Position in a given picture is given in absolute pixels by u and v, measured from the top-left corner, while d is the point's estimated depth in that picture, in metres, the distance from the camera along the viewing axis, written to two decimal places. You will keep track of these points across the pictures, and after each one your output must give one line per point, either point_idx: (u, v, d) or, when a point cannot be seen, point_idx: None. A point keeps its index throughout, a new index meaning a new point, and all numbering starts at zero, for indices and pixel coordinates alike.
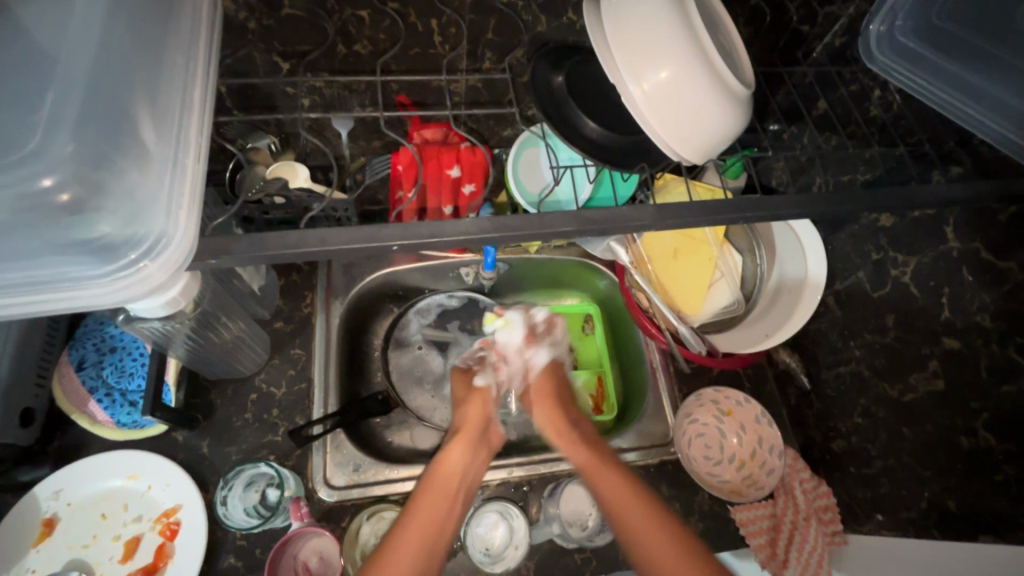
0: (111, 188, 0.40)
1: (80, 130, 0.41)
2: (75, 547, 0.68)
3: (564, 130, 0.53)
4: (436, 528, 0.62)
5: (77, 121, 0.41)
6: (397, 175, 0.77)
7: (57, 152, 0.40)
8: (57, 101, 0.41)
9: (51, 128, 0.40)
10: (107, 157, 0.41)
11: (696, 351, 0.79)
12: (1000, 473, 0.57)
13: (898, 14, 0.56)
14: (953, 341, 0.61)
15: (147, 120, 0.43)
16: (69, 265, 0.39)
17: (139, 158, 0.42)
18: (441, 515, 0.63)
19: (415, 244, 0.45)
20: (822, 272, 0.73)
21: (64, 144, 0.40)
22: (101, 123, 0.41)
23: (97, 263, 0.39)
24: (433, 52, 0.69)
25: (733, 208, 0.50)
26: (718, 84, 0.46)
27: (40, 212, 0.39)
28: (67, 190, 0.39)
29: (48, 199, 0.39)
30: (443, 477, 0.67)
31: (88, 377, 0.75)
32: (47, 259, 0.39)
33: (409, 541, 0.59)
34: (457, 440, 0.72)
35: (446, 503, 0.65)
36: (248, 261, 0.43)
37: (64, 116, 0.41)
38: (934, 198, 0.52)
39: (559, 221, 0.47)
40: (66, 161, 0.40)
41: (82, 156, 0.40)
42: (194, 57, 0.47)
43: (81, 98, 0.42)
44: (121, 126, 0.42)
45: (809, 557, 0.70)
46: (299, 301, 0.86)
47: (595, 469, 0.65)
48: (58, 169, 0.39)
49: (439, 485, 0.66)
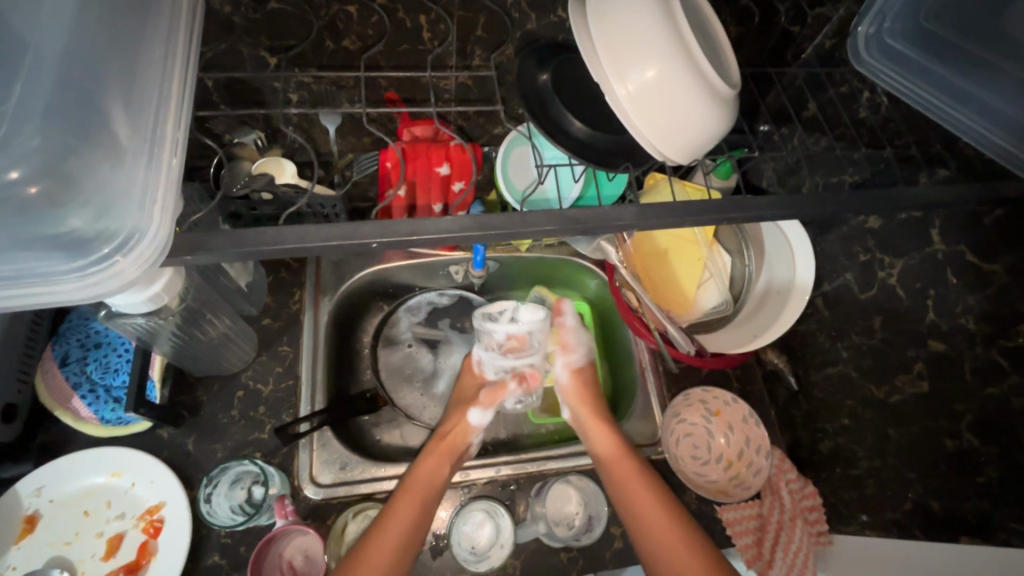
0: (80, 181, 0.40)
1: (47, 122, 0.40)
2: (57, 544, 0.67)
3: (550, 127, 0.53)
4: (411, 532, 0.66)
5: (45, 113, 0.40)
6: (385, 172, 0.75)
7: (21, 145, 0.39)
8: (24, 93, 0.41)
9: (18, 120, 0.40)
10: (75, 149, 0.40)
11: (685, 351, 0.79)
12: (983, 475, 0.57)
13: (886, 17, 0.56)
14: (938, 343, 0.61)
15: (121, 113, 0.42)
16: (38, 259, 0.38)
17: (111, 151, 0.41)
18: (416, 514, 0.67)
19: (396, 242, 0.45)
20: (809, 274, 0.73)
21: (30, 137, 0.40)
22: (71, 115, 0.41)
23: (67, 258, 0.38)
24: (421, 48, 0.69)
25: (719, 209, 0.50)
26: (702, 85, 0.46)
27: (6, 204, 0.38)
28: (36, 183, 0.39)
29: (16, 191, 0.38)
30: (423, 483, 0.71)
31: (72, 373, 0.74)
32: (11, 253, 0.38)
33: (386, 545, 0.63)
34: (437, 454, 0.75)
35: (421, 504, 0.68)
36: (227, 256, 0.43)
37: (31, 108, 0.40)
38: (920, 201, 0.52)
39: (542, 219, 0.46)
40: (32, 153, 0.39)
41: (48, 149, 0.40)
42: (173, 49, 0.46)
43: (47, 89, 0.41)
44: (92, 120, 0.41)
45: (795, 557, 0.71)
46: (288, 298, 0.86)
47: (625, 474, 0.73)
48: (26, 161, 0.39)
49: (417, 492, 0.69)
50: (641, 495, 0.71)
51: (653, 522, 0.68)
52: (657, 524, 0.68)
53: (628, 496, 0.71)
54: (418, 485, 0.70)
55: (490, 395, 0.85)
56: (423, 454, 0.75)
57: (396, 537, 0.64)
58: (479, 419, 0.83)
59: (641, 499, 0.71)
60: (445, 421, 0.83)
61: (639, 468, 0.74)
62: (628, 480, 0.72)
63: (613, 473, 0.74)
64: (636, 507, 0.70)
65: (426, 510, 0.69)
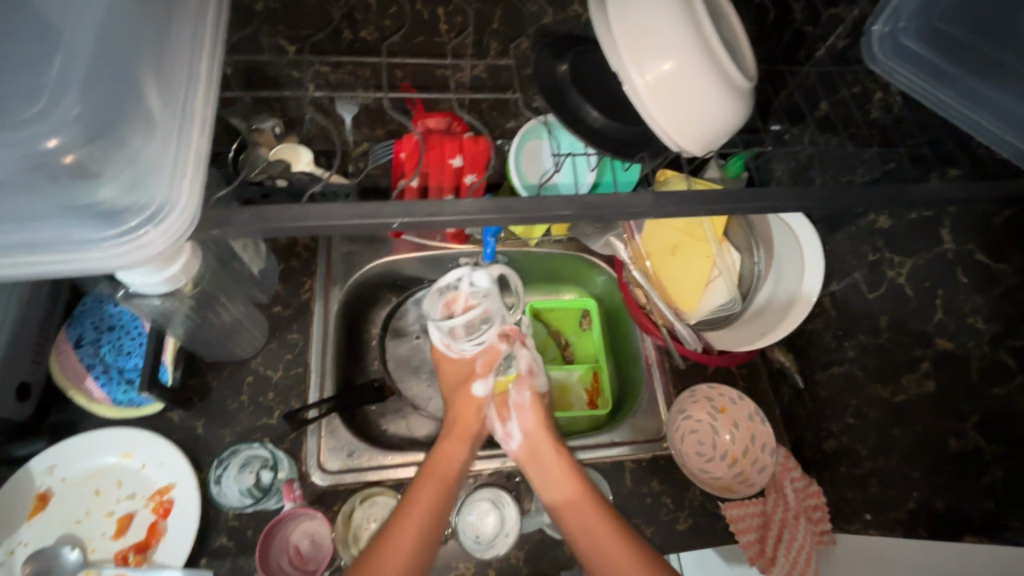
0: (113, 153, 0.41)
1: (87, 92, 0.41)
2: (68, 522, 0.68)
3: (567, 117, 0.54)
4: (432, 521, 0.66)
5: (85, 84, 0.42)
6: (400, 163, 0.73)
7: (63, 113, 0.40)
8: (65, 64, 0.42)
9: (59, 90, 0.41)
10: (112, 121, 0.41)
11: (692, 347, 0.81)
12: (988, 475, 0.58)
13: (901, 16, 0.57)
14: (946, 343, 0.61)
15: (154, 88, 0.43)
16: (73, 227, 0.39)
17: (145, 126, 0.42)
18: (438, 501, 0.68)
19: (417, 222, 0.46)
20: (816, 286, 0.74)
21: (71, 105, 0.41)
22: (107, 87, 0.42)
23: (102, 228, 0.39)
24: (438, 40, 0.72)
25: (731, 200, 0.50)
26: (720, 78, 0.46)
27: (44, 173, 0.40)
28: (72, 153, 0.40)
29: (54, 160, 0.40)
30: (439, 471, 0.71)
31: (86, 355, 0.75)
32: (51, 221, 0.39)
33: (408, 538, 0.63)
34: (455, 439, 0.75)
35: (440, 492, 0.69)
36: (251, 232, 0.43)
37: (71, 79, 0.42)
38: (932, 198, 0.53)
39: (558, 204, 0.47)
40: (72, 122, 0.40)
41: (87, 119, 0.41)
42: (201, 29, 0.47)
43: (86, 61, 0.42)
44: (127, 93, 0.42)
45: (797, 554, 0.72)
46: (298, 287, 0.87)
47: (581, 512, 0.69)
48: (64, 130, 0.40)
49: (438, 479, 0.70)
50: (604, 540, 0.66)
51: (616, 559, 0.65)
52: (617, 558, 0.65)
53: (584, 536, 0.67)
54: (439, 471, 0.71)
55: (486, 360, 0.81)
56: (441, 440, 0.75)
57: (419, 527, 0.65)
58: (485, 387, 0.80)
59: (606, 542, 0.66)
60: (452, 403, 0.80)
61: (597, 508, 0.69)
62: (585, 522, 0.68)
63: (580, 519, 0.68)
64: (590, 545, 0.66)
65: (441, 499, 0.68)
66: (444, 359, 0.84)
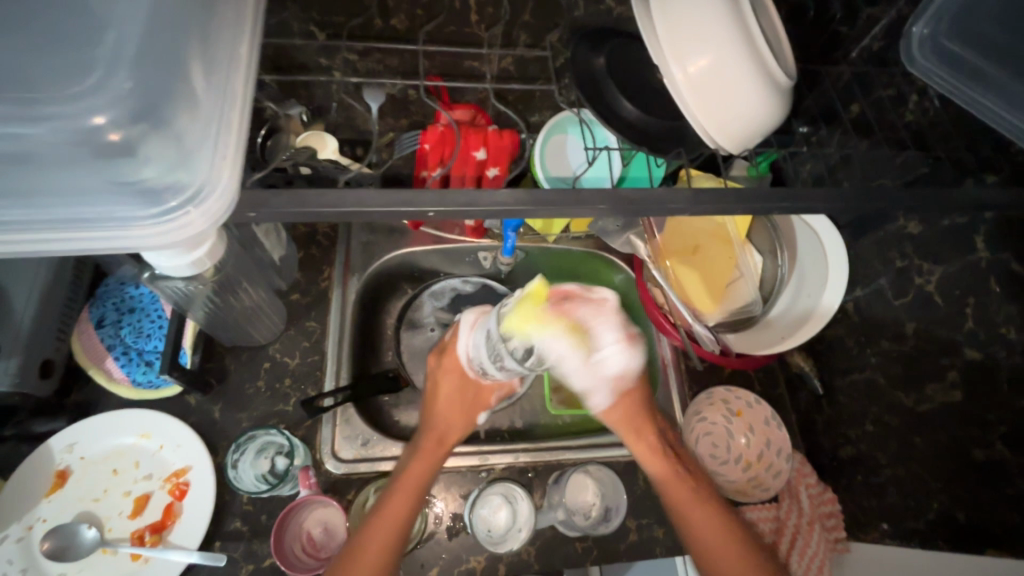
0: (161, 133, 0.41)
1: (138, 67, 0.41)
2: (86, 500, 0.69)
3: (602, 111, 0.53)
4: (398, 534, 0.60)
5: (136, 58, 0.41)
6: (423, 153, 0.70)
7: (116, 88, 0.40)
8: (118, 39, 0.42)
9: (111, 64, 0.41)
10: (160, 98, 0.41)
11: (709, 349, 0.79)
12: (1013, 487, 0.60)
13: (943, 17, 0.56)
14: (974, 352, 0.61)
15: (199, 68, 0.43)
16: (117, 205, 0.40)
17: (189, 104, 0.42)
18: (406, 513, 0.61)
19: (452, 212, 0.45)
20: (834, 303, 0.73)
21: (123, 80, 0.41)
22: (157, 63, 0.42)
23: (143, 207, 0.40)
24: (467, 30, 0.74)
25: (765, 199, 0.49)
26: (762, 71, 0.45)
27: (88, 149, 0.40)
28: (119, 130, 0.40)
29: (100, 136, 0.40)
30: (412, 482, 0.63)
31: (107, 335, 0.76)
32: (95, 198, 0.39)
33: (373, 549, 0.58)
34: (431, 449, 0.67)
35: (411, 504, 0.62)
36: (285, 215, 0.44)
37: (124, 54, 0.41)
38: (971, 203, 0.52)
39: (593, 197, 0.47)
40: (124, 98, 0.40)
41: (137, 94, 0.41)
42: (243, 12, 0.48)
43: (138, 35, 0.42)
44: (175, 71, 0.42)
45: (811, 561, 0.69)
46: (317, 275, 0.87)
47: (683, 499, 0.64)
48: (113, 107, 0.40)
49: (408, 490, 0.63)
50: (695, 513, 0.64)
51: (710, 540, 0.62)
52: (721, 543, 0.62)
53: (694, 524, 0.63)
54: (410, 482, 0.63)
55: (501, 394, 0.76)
56: (415, 452, 0.67)
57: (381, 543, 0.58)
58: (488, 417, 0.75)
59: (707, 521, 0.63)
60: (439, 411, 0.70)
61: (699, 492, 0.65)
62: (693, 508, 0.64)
63: (669, 491, 0.65)
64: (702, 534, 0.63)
65: (413, 517, 0.61)
66: (449, 376, 0.72)
